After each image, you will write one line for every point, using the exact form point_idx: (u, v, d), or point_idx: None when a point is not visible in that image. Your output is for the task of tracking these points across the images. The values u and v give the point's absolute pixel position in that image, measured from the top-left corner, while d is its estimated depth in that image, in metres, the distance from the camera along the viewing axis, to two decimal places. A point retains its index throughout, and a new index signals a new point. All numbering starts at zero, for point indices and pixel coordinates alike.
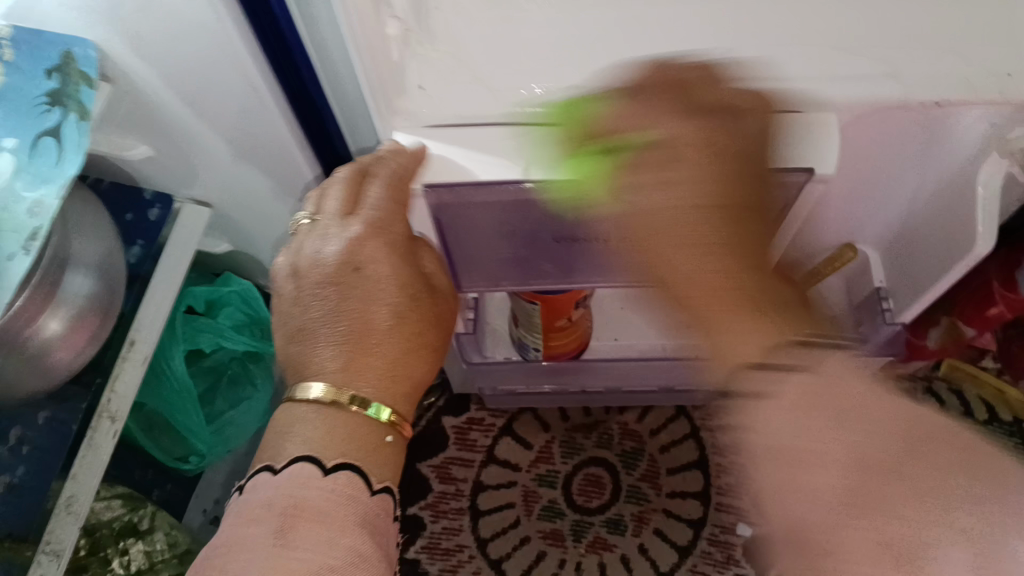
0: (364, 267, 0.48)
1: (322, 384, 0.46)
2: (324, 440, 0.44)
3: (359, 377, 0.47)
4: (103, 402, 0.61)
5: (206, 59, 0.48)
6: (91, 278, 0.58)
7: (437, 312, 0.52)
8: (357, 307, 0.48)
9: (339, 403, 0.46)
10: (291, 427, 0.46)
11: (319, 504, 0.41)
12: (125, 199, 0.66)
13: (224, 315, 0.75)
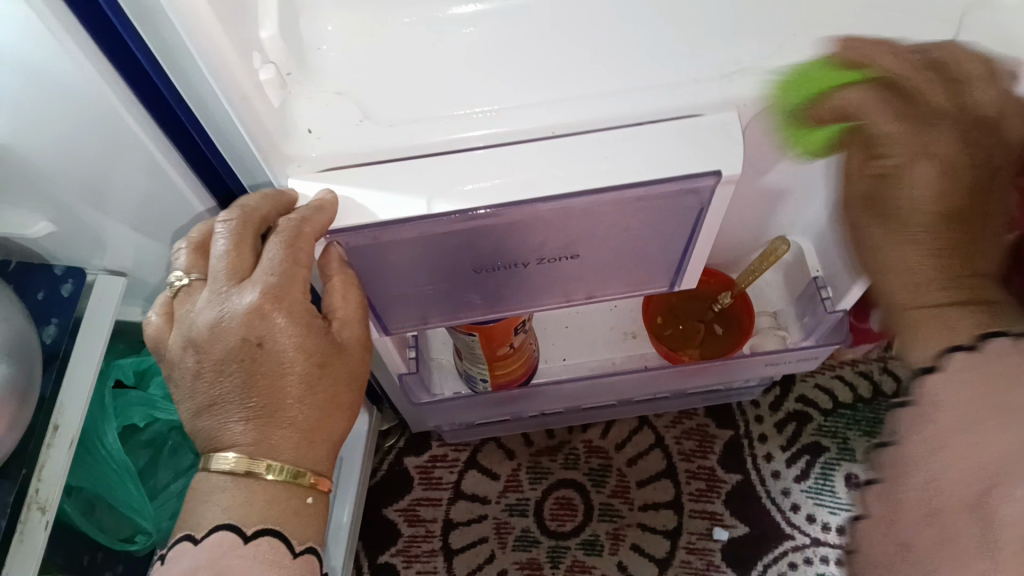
0: (267, 342, 0.45)
1: (234, 453, 0.46)
2: (241, 509, 0.45)
3: (271, 442, 0.46)
4: (31, 492, 0.58)
5: (83, 118, 0.45)
6: (3, 363, 0.56)
7: (354, 363, 0.50)
8: (266, 380, 0.45)
9: (254, 473, 0.46)
10: (209, 495, 0.46)
11: (241, 573, 0.44)
12: (34, 277, 0.64)
13: (156, 384, 0.72)
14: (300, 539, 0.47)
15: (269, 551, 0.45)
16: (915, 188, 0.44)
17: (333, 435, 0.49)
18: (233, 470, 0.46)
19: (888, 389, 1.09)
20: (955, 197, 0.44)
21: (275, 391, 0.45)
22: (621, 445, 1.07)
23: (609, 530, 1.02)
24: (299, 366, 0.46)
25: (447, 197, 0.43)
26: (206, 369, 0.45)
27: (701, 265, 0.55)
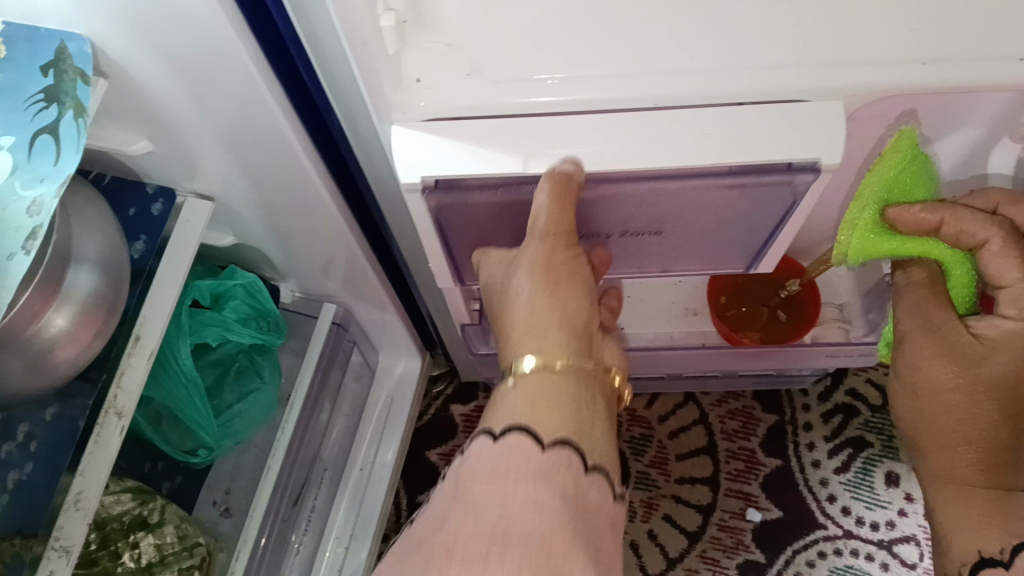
0: (485, 280, 0.60)
1: (531, 357, 0.54)
2: (511, 415, 0.51)
3: (520, 348, 0.56)
4: (110, 397, 0.61)
5: (195, 46, 0.47)
6: (96, 274, 0.58)
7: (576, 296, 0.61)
8: (498, 307, 0.59)
9: (547, 369, 0.53)
10: (507, 404, 0.53)
11: (517, 523, 0.44)
12: (127, 192, 0.66)
13: (230, 308, 0.74)
14: (592, 458, 0.50)
15: (564, 461, 0.48)
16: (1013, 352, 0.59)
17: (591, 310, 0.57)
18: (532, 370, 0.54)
19: None
20: None
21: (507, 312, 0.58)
22: (665, 418, 1.08)
23: (643, 498, 1.04)
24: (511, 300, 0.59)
25: (543, 158, 0.44)
26: (498, 308, 0.60)
27: (783, 247, 0.56)
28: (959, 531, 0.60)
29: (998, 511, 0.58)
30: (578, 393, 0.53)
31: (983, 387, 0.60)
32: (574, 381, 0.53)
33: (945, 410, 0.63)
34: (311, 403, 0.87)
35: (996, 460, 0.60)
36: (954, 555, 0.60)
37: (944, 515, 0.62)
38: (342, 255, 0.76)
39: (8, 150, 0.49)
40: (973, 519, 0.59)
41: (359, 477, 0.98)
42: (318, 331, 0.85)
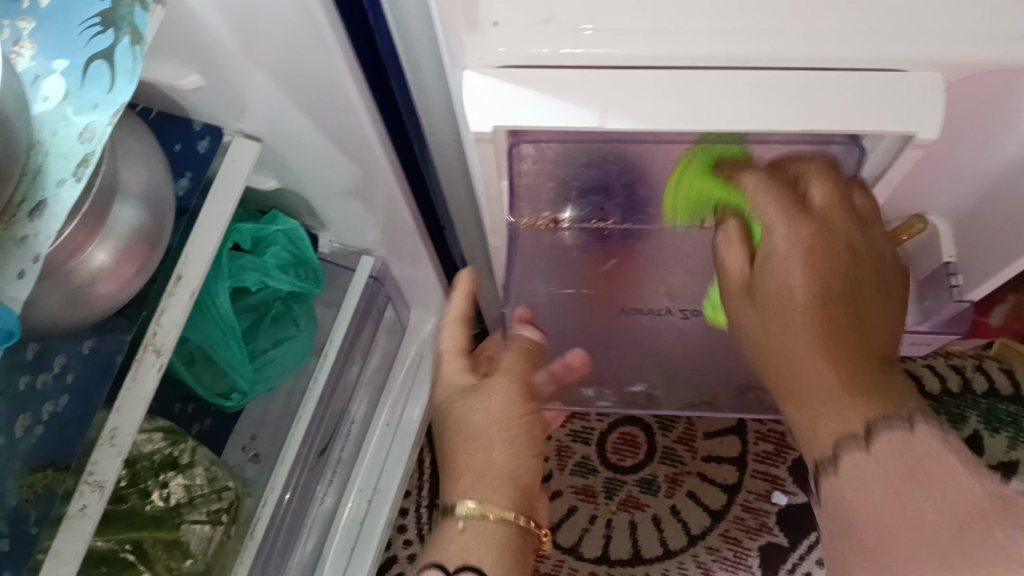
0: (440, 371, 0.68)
1: (472, 500, 0.60)
2: (457, 554, 0.58)
3: (466, 462, 0.62)
4: (148, 334, 0.61)
5: None
6: (140, 210, 0.57)
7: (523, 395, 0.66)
8: (440, 413, 0.66)
9: (484, 515, 0.59)
10: (453, 537, 0.59)
11: None
12: (175, 129, 0.65)
13: (270, 254, 0.73)
14: None
15: None
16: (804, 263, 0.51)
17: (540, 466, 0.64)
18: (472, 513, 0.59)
19: (978, 389, 1.02)
20: (822, 285, 0.51)
21: (452, 454, 0.63)
22: None
23: (667, 474, 1.03)
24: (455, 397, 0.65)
25: (618, 115, 0.42)
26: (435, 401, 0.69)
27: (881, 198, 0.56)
28: (850, 481, 0.46)
29: (867, 399, 0.48)
30: (508, 537, 0.59)
31: (795, 308, 0.51)
32: (508, 529, 0.59)
33: (790, 357, 0.51)
34: (344, 355, 0.86)
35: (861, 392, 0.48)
36: (818, 443, 0.49)
37: (834, 476, 0.48)
38: (386, 207, 0.74)
39: (65, 75, 0.47)
40: (844, 492, 0.47)
41: (385, 432, 0.98)
42: (356, 283, 0.84)
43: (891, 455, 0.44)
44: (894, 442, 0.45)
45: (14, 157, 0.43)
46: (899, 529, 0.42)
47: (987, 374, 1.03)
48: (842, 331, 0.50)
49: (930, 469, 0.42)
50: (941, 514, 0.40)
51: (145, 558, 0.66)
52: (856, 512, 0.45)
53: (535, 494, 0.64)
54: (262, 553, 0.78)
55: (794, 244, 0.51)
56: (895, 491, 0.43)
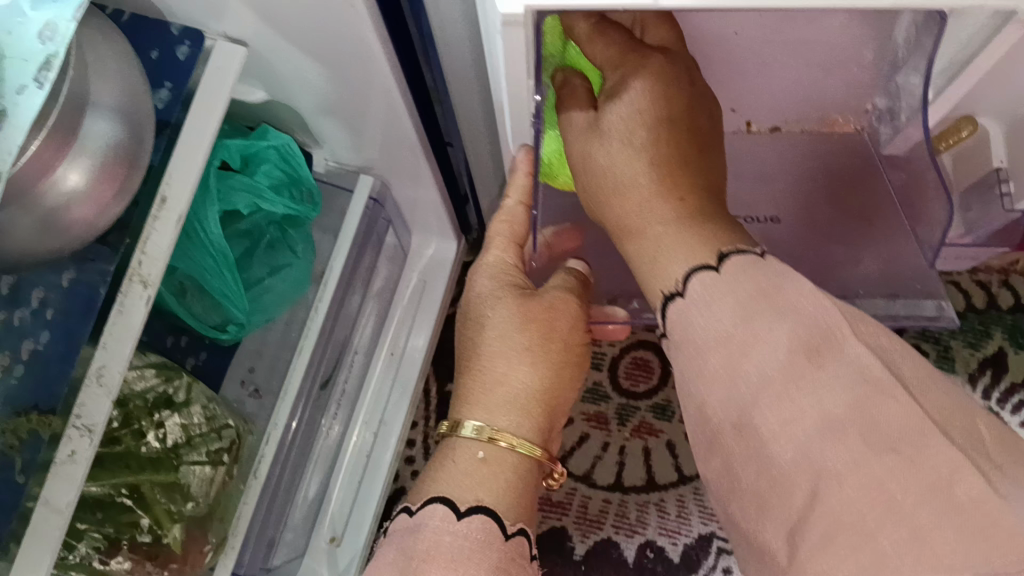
0: (474, 277, 0.67)
1: (475, 423, 0.57)
2: (470, 492, 0.52)
3: (483, 381, 0.60)
4: (134, 264, 0.55)
5: None
6: (116, 124, 0.51)
7: (555, 321, 0.62)
8: (472, 324, 0.64)
9: (490, 441, 0.56)
10: (444, 463, 0.56)
11: (450, 548, 0.48)
12: (149, 33, 0.58)
13: (262, 173, 0.68)
14: (511, 520, 0.52)
15: (479, 527, 0.50)
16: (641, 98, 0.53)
17: (562, 398, 0.62)
18: (477, 437, 0.56)
19: (1004, 305, 0.98)
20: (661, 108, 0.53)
21: (477, 376, 0.60)
22: None
23: (682, 399, 1.00)
24: (485, 309, 0.63)
25: None
26: (466, 308, 0.66)
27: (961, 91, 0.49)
28: (699, 304, 0.44)
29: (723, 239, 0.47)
30: (524, 470, 0.56)
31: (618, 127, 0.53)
32: (523, 460, 0.56)
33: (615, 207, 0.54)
34: (344, 284, 0.81)
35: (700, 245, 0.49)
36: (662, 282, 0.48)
37: (699, 315, 0.44)
38: (384, 122, 0.68)
39: None
40: (718, 359, 0.42)
41: (388, 362, 0.93)
42: (356, 203, 0.79)
43: (789, 323, 0.41)
44: (784, 309, 0.41)
45: None
46: (794, 405, 0.39)
47: (1013, 289, 0.99)
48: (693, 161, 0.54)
49: (823, 345, 0.40)
50: (840, 392, 0.38)
51: (143, 503, 0.62)
52: (737, 382, 0.41)
53: (550, 427, 0.62)
54: (266, 492, 0.75)
55: (641, 102, 0.53)
56: (788, 363, 0.40)
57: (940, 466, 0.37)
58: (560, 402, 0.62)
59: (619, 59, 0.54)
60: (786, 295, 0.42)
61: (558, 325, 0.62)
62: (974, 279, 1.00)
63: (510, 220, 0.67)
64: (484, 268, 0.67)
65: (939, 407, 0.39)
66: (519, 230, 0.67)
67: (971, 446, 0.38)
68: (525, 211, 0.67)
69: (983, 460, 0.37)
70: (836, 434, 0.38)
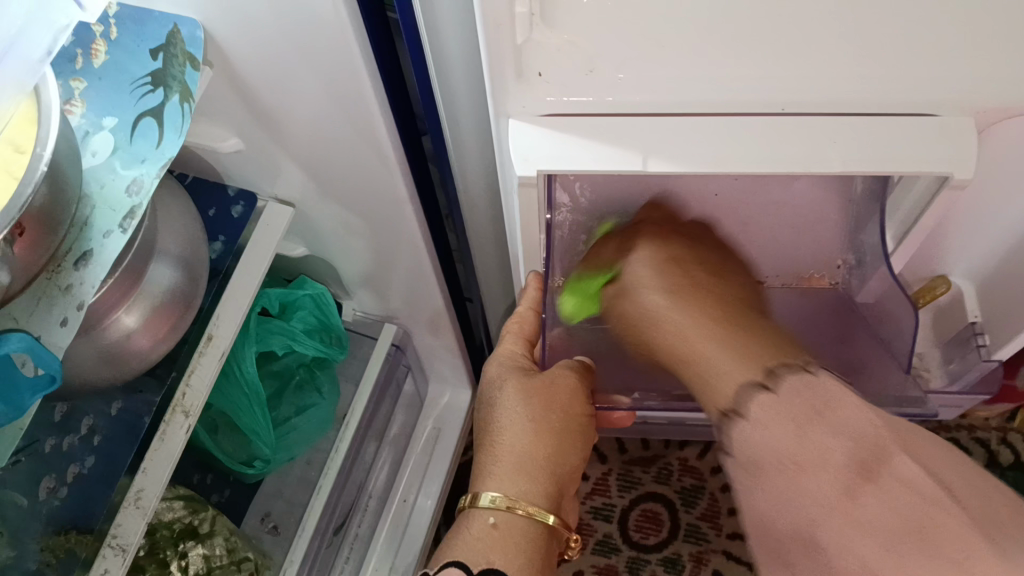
0: (490, 366, 0.69)
1: (493, 492, 0.58)
2: (483, 554, 0.55)
3: (495, 453, 0.62)
4: (178, 395, 0.60)
5: (294, 32, 0.46)
6: (176, 270, 0.58)
7: (561, 402, 0.63)
8: (487, 407, 0.66)
9: (510, 509, 0.58)
10: (461, 533, 0.58)
11: None
12: (210, 194, 0.67)
13: (298, 318, 0.74)
14: None
15: None
16: (656, 258, 0.61)
17: (571, 466, 0.63)
18: (496, 506, 0.58)
19: (1004, 461, 1.01)
20: (682, 261, 0.61)
21: (491, 448, 0.62)
22: (717, 470, 1.05)
23: (692, 552, 1.01)
24: (496, 390, 0.66)
25: (662, 156, 0.42)
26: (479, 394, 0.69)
27: (914, 245, 0.55)
28: (761, 426, 0.50)
29: (771, 356, 0.53)
30: (536, 540, 0.57)
31: (655, 286, 0.60)
32: (536, 526, 0.58)
33: (674, 344, 0.58)
34: (363, 429, 0.85)
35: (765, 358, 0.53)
36: (718, 398, 0.54)
37: (757, 433, 0.50)
38: (410, 276, 0.75)
39: (110, 130, 0.48)
40: (783, 479, 0.48)
41: (399, 510, 0.95)
42: (378, 350, 0.85)
43: (842, 441, 0.45)
44: (839, 428, 0.46)
45: (65, 204, 0.44)
46: (851, 520, 0.44)
47: (1013, 447, 1.01)
48: (726, 294, 0.59)
49: (874, 464, 0.44)
50: (891, 509, 0.42)
51: None
52: (811, 505, 0.46)
53: (562, 496, 0.62)
54: None
55: (657, 261, 0.61)
56: (845, 483, 0.44)
57: (957, 550, 0.39)
58: (570, 471, 0.63)
59: (633, 229, 0.63)
60: (839, 414, 0.47)
61: (562, 400, 0.63)
62: (974, 436, 1.02)
63: (521, 321, 0.70)
64: (495, 360, 0.70)
65: (979, 505, 0.41)
66: (529, 329, 0.71)
67: (989, 524, 0.40)
68: (535, 314, 0.70)
69: (999, 531, 0.39)
70: (890, 547, 0.41)
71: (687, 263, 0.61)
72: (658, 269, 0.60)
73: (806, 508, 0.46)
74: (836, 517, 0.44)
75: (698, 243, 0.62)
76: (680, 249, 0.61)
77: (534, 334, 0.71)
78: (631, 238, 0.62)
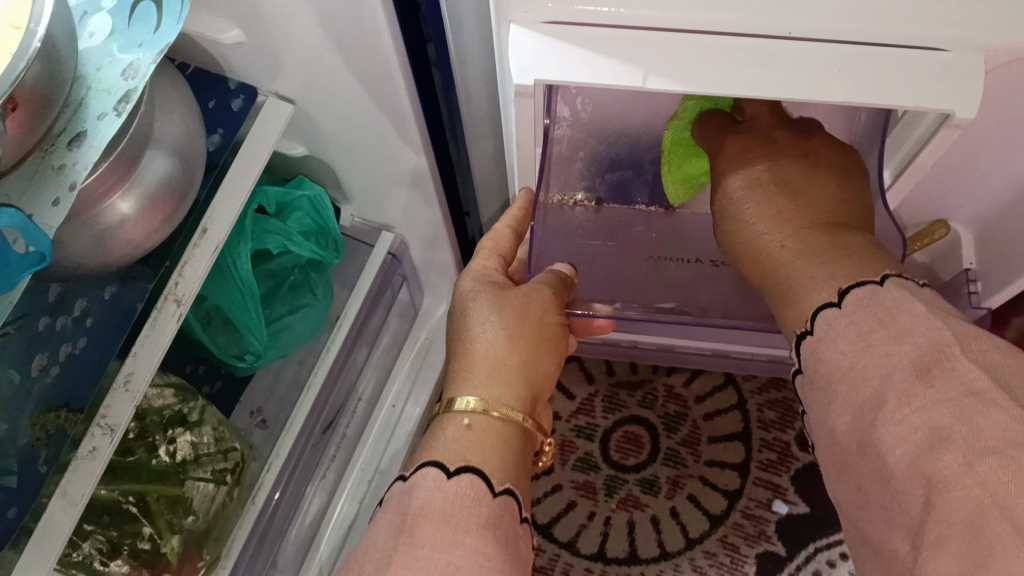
0: (462, 276, 0.68)
1: (471, 395, 0.58)
2: (461, 454, 0.54)
3: (471, 360, 0.61)
4: (170, 284, 0.61)
5: None
6: (172, 160, 0.58)
7: (536, 314, 0.63)
8: (458, 315, 0.65)
9: (485, 412, 0.57)
10: (435, 433, 0.57)
11: (441, 508, 0.50)
12: (210, 87, 0.66)
13: (294, 219, 0.74)
14: (498, 482, 0.53)
15: (467, 487, 0.52)
16: (755, 168, 0.57)
17: (543, 373, 0.63)
18: (472, 409, 0.58)
19: None
20: (781, 172, 0.56)
21: (464, 355, 0.62)
22: (701, 398, 1.07)
23: (669, 475, 1.03)
24: (468, 299, 0.65)
25: (662, 75, 0.41)
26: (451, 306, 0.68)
27: (913, 175, 0.53)
28: (826, 343, 0.49)
29: (852, 269, 0.50)
30: (514, 444, 0.57)
31: (763, 189, 0.56)
32: (512, 429, 0.58)
33: (768, 252, 0.55)
34: (354, 334, 0.86)
35: (849, 266, 0.51)
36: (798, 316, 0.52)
37: (826, 348, 0.49)
38: (409, 184, 0.75)
39: (112, 13, 0.49)
40: (844, 389, 0.47)
41: (388, 416, 0.97)
42: (375, 257, 0.85)
43: (901, 349, 0.45)
44: (901, 332, 0.46)
45: (59, 84, 0.44)
46: (911, 426, 0.43)
47: None
48: (819, 206, 0.55)
49: (934, 366, 0.43)
50: (948, 409, 0.42)
51: (148, 512, 0.66)
52: (862, 406, 0.46)
53: (536, 402, 0.62)
54: (261, 523, 0.78)
55: (749, 169, 0.57)
56: (904, 385, 0.44)
57: None
58: (545, 379, 0.63)
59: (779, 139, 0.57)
60: (902, 320, 0.46)
61: (534, 310, 0.63)
62: None
63: (496, 237, 0.68)
64: (469, 274, 0.67)
65: None
66: (504, 247, 0.68)
67: None
68: (511, 233, 0.68)
69: None
70: (944, 445, 0.41)
71: (808, 177, 0.56)
72: (746, 168, 0.57)
73: (855, 405, 0.47)
74: (891, 413, 0.44)
75: (815, 157, 0.56)
76: (767, 161, 0.57)
77: (512, 244, 0.69)
78: (760, 153, 0.57)
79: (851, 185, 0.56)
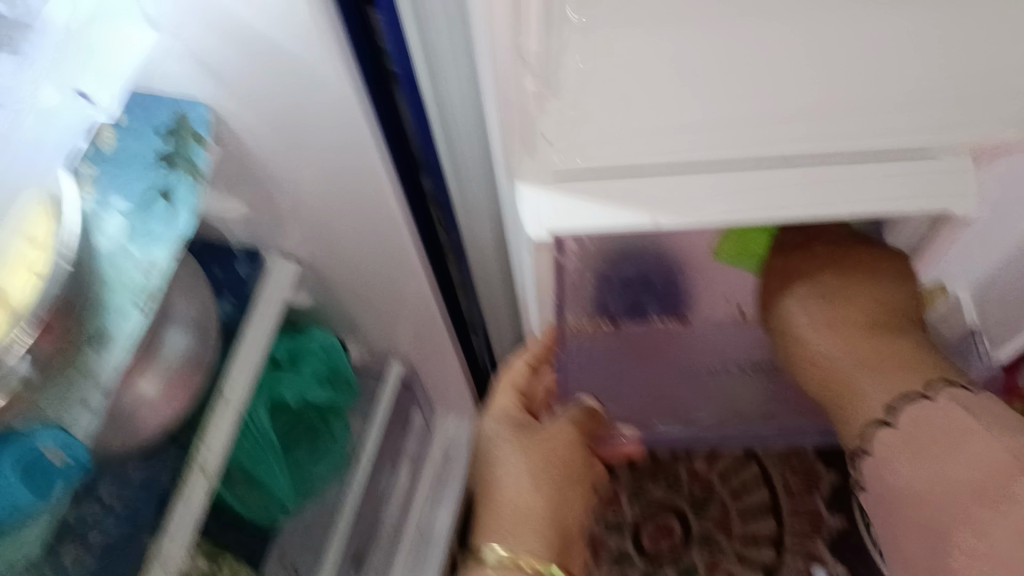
0: (490, 412, 0.71)
1: (504, 546, 0.62)
2: None
3: (501, 508, 0.65)
4: (195, 455, 0.60)
5: (300, 101, 0.47)
6: (190, 336, 0.58)
7: (563, 453, 0.69)
8: (484, 454, 0.70)
9: (518, 570, 0.60)
10: None
11: None
12: (216, 254, 0.67)
13: (307, 366, 0.74)
14: None
15: None
16: (819, 291, 0.64)
17: (569, 514, 0.67)
18: (504, 562, 0.61)
19: None
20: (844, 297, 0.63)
21: (491, 498, 0.67)
22: (726, 477, 1.07)
23: (706, 560, 1.02)
24: (494, 438, 0.69)
25: (672, 216, 0.43)
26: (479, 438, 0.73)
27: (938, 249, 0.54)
28: (900, 469, 0.54)
29: (912, 375, 0.57)
30: None
31: (813, 309, 0.64)
32: None
33: (832, 364, 0.62)
34: (377, 463, 0.86)
35: (913, 377, 0.57)
36: (858, 421, 0.59)
37: (890, 473, 0.54)
38: (415, 314, 0.76)
39: (122, 213, 0.46)
40: (936, 506, 0.51)
41: (415, 541, 0.96)
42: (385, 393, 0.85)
43: (980, 468, 0.49)
44: (975, 455, 0.49)
45: (82, 291, 0.44)
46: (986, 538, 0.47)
47: None
48: (877, 321, 0.62)
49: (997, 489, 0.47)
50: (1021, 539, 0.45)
51: None
52: (929, 524, 0.51)
53: (568, 538, 0.67)
54: None
55: (814, 294, 0.64)
56: (980, 493, 0.48)
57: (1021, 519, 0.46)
58: (574, 516, 0.68)
59: (838, 265, 0.65)
60: (973, 444, 0.50)
61: (558, 454, 0.69)
62: None
63: (515, 374, 0.71)
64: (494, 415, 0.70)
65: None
66: (521, 381, 0.71)
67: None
68: (527, 367, 0.71)
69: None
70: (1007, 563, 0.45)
71: (868, 298, 0.62)
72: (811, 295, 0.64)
73: (924, 523, 0.51)
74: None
75: (874, 276, 0.62)
76: (828, 283, 0.64)
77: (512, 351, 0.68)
78: (825, 279, 0.64)
79: (903, 305, 0.62)
